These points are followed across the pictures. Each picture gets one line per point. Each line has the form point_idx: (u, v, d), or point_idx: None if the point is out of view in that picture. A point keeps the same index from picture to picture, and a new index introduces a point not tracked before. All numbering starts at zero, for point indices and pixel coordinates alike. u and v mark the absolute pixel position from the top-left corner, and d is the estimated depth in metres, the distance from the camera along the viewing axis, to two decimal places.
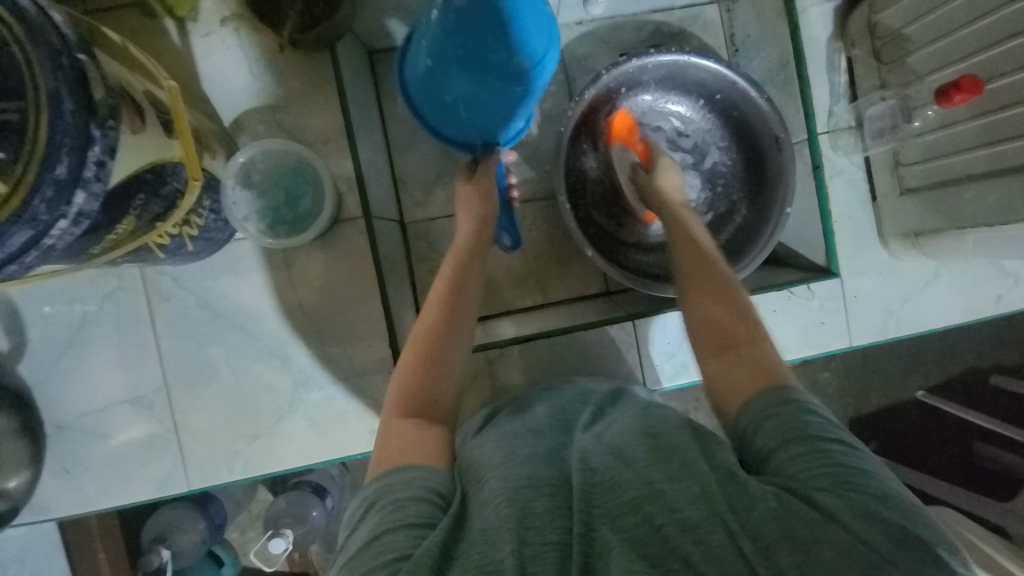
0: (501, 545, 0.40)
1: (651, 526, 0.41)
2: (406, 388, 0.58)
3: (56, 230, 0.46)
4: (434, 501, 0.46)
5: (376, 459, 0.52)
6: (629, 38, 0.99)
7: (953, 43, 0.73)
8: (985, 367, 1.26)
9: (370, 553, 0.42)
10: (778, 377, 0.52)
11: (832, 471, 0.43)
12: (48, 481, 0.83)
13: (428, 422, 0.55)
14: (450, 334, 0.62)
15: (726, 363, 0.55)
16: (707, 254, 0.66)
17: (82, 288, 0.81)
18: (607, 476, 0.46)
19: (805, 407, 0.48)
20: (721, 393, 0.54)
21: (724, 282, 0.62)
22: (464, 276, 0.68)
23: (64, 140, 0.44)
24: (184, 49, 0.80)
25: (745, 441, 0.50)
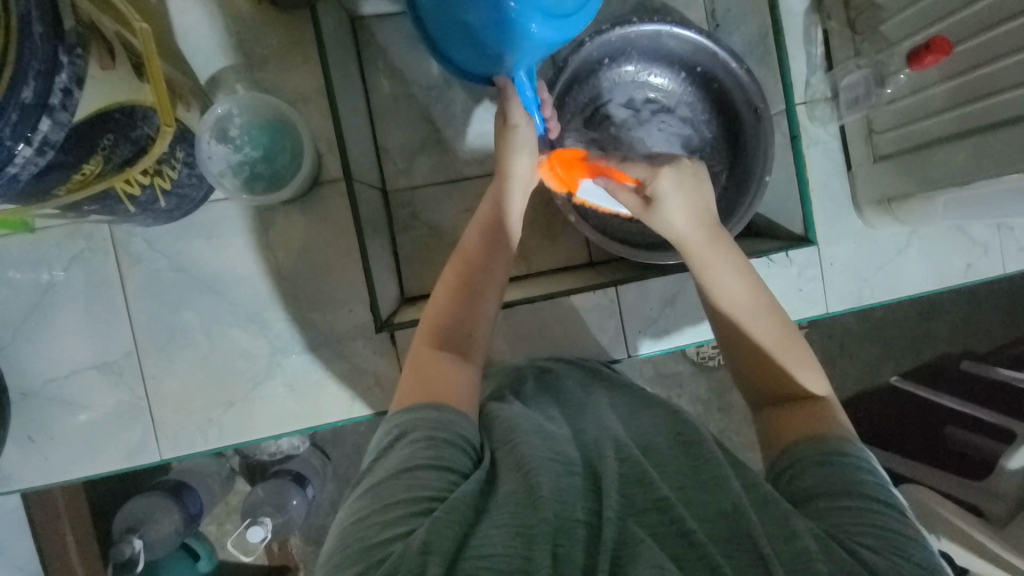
0: (535, 512, 0.42)
1: (678, 529, 0.43)
2: (439, 318, 0.62)
3: (18, 156, 0.45)
4: (466, 451, 0.51)
5: (400, 395, 0.57)
6: (612, 11, 1.00)
7: (925, 9, 0.77)
8: (955, 353, 1.30)
9: (403, 483, 0.46)
10: (836, 428, 0.53)
11: (860, 521, 0.45)
12: (12, 449, 0.80)
13: (462, 357, 0.60)
14: (467, 306, 0.63)
15: (778, 415, 0.57)
16: (740, 314, 0.60)
17: (48, 249, 0.78)
18: (641, 470, 0.48)
19: (850, 460, 0.50)
20: (770, 441, 0.56)
21: (762, 349, 0.59)
22: (493, 234, 0.66)
23: (31, 62, 0.43)
24: (157, 1, 0.77)
25: (785, 478, 0.52)
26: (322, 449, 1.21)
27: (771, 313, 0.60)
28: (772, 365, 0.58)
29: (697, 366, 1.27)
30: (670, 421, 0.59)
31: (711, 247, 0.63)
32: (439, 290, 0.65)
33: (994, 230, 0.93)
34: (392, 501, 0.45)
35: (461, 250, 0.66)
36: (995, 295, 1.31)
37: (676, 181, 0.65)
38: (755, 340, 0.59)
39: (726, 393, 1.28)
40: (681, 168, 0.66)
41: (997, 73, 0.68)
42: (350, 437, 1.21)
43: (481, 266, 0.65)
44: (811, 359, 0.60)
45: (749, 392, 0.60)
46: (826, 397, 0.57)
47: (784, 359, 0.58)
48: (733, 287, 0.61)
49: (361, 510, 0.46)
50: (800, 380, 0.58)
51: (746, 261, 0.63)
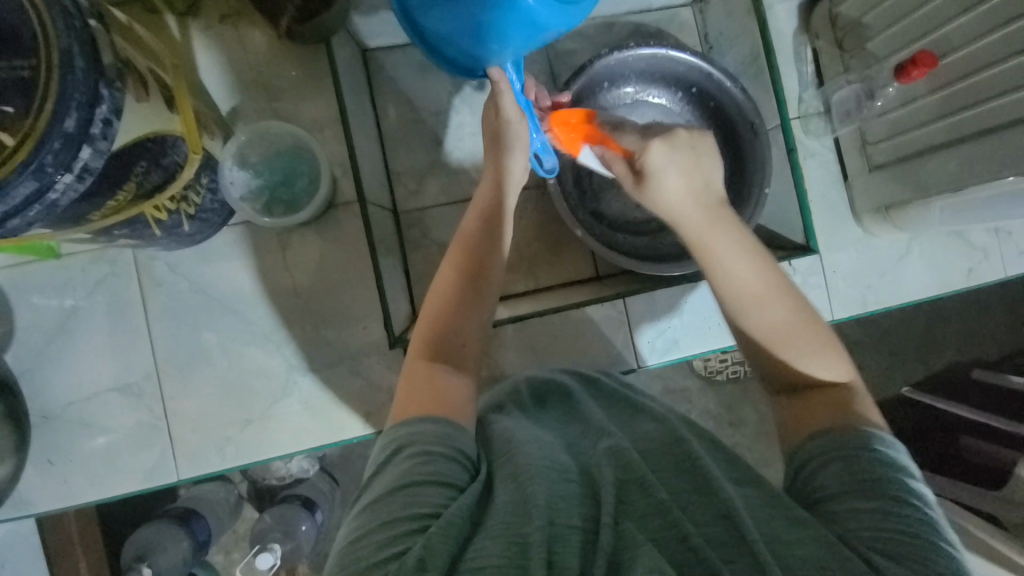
0: (530, 521, 0.44)
1: (678, 533, 0.44)
2: (433, 330, 0.63)
3: (59, 183, 0.48)
4: (461, 463, 0.52)
5: (397, 409, 0.57)
6: (610, 37, 1.05)
7: (909, 27, 0.80)
8: (965, 361, 1.30)
9: (400, 500, 0.47)
10: (860, 418, 0.54)
11: (881, 525, 0.45)
12: (32, 473, 0.81)
13: (453, 367, 0.61)
14: (469, 313, 0.65)
15: (802, 400, 0.57)
16: (744, 293, 0.61)
17: (73, 274, 0.81)
18: (640, 476, 0.49)
19: (876, 460, 0.50)
20: (793, 430, 0.57)
21: (766, 329, 0.60)
22: (488, 240, 0.69)
23: (74, 93, 0.46)
24: (182, 40, 0.82)
25: (802, 474, 0.53)
26: (332, 474, 1.21)
27: (777, 297, 0.61)
28: (788, 350, 0.59)
29: (706, 380, 1.28)
30: (678, 423, 0.60)
31: (711, 223, 0.65)
32: (438, 293, 0.66)
33: (992, 234, 0.95)
34: (389, 519, 0.46)
35: (465, 250, 0.69)
36: (1000, 302, 1.32)
37: (668, 155, 0.67)
38: (756, 323, 0.60)
39: (736, 407, 1.28)
40: (674, 142, 0.67)
41: (982, 84, 0.72)
42: (360, 458, 1.21)
43: (483, 271, 0.67)
44: (828, 345, 0.60)
45: (767, 375, 0.61)
46: (846, 381, 0.58)
47: (802, 344, 0.59)
48: (738, 266, 0.62)
49: (359, 528, 0.46)
50: (811, 367, 0.58)
51: (753, 244, 0.64)
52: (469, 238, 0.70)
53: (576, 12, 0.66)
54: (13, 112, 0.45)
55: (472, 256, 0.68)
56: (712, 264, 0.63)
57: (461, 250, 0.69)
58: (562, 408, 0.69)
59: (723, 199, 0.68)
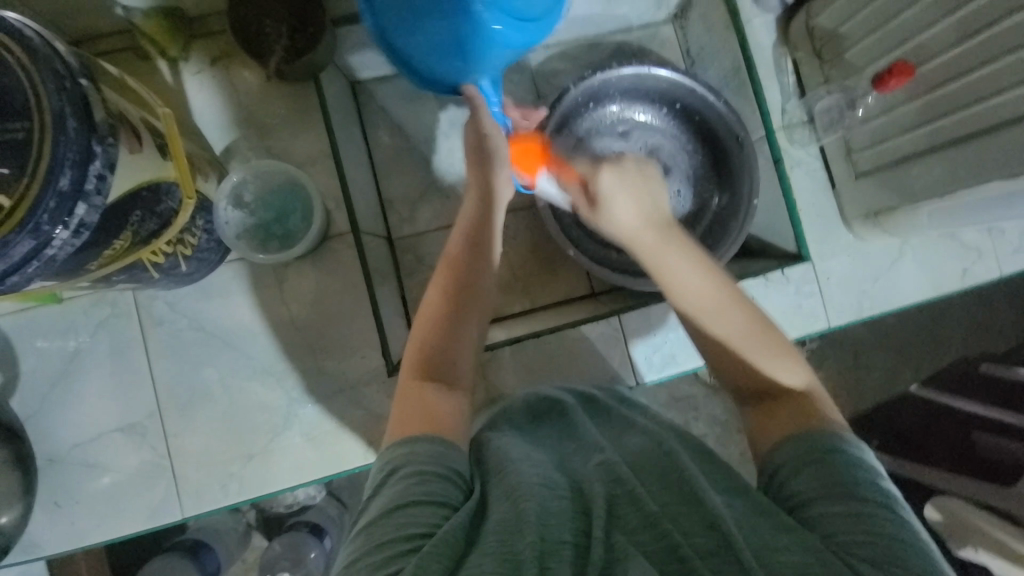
0: (523, 537, 0.44)
1: (668, 544, 0.44)
2: (423, 349, 0.64)
3: (57, 239, 0.49)
4: (455, 482, 0.52)
5: (392, 428, 0.58)
6: (594, 57, 1.07)
7: (884, 37, 0.82)
8: (971, 356, 1.29)
9: (394, 522, 0.47)
10: (820, 423, 0.54)
11: (856, 530, 0.45)
12: (39, 517, 0.81)
13: (448, 386, 0.61)
14: (460, 331, 0.65)
15: (765, 409, 0.57)
16: (693, 307, 0.62)
17: (76, 317, 0.82)
18: (631, 489, 0.50)
19: (846, 462, 0.50)
20: (759, 437, 0.56)
21: (721, 341, 0.61)
22: (472, 262, 0.69)
23: (66, 153, 0.48)
24: (175, 84, 0.85)
25: (775, 481, 0.52)
26: (339, 498, 1.21)
27: (726, 309, 0.61)
28: (744, 360, 0.60)
29: (709, 387, 1.27)
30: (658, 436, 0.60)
31: (661, 242, 0.65)
32: (428, 311, 0.66)
33: (985, 232, 0.95)
34: (385, 540, 0.46)
35: (453, 262, 0.69)
36: (1002, 295, 1.31)
37: (619, 179, 0.69)
38: (713, 335, 0.61)
39: (742, 413, 1.28)
40: (623, 169, 0.70)
41: (961, 90, 0.72)
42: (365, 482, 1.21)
43: (468, 288, 0.67)
44: (786, 353, 0.60)
45: (730, 385, 0.61)
46: (806, 388, 0.57)
47: (757, 350, 0.59)
48: (689, 281, 0.63)
49: (355, 551, 0.47)
50: (771, 372, 0.58)
51: (703, 256, 0.65)
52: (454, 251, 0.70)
53: (538, 29, 0.76)
54: (7, 173, 0.46)
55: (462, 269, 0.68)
56: (663, 281, 0.65)
57: (449, 265, 0.69)
58: (560, 423, 0.70)
59: (673, 220, 0.69)
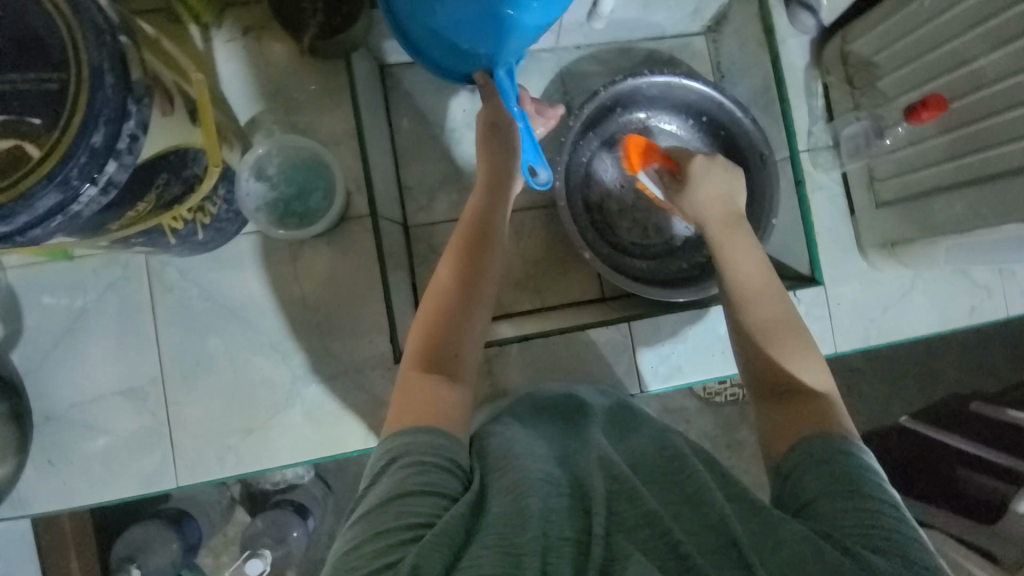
0: (524, 531, 0.44)
1: (668, 542, 0.44)
2: (423, 343, 0.62)
3: (84, 196, 0.49)
4: (455, 474, 0.52)
5: (392, 417, 0.57)
6: (625, 63, 1.07)
7: (919, 68, 0.82)
8: (965, 394, 1.30)
9: (394, 511, 0.47)
10: (833, 426, 0.55)
11: (863, 525, 0.46)
12: (32, 473, 0.81)
13: (447, 377, 0.60)
14: (464, 325, 0.64)
15: (786, 402, 0.59)
16: (744, 284, 0.68)
17: (85, 276, 0.82)
18: (631, 488, 0.50)
19: (855, 460, 0.51)
20: (776, 438, 0.58)
21: (761, 323, 0.66)
22: (479, 253, 0.68)
23: (102, 110, 0.47)
24: (205, 50, 0.84)
25: (786, 480, 0.53)
26: (326, 480, 1.21)
27: (774, 293, 0.67)
28: (776, 351, 0.63)
29: (704, 402, 1.28)
30: (660, 440, 0.60)
31: (728, 224, 0.74)
32: (435, 290, 0.66)
33: (996, 272, 0.96)
34: (383, 528, 0.46)
35: (465, 242, 0.69)
36: (1002, 338, 1.32)
37: (706, 168, 0.77)
38: (753, 316, 0.66)
39: (735, 430, 1.28)
40: (713, 162, 0.77)
41: (990, 129, 0.73)
42: (355, 466, 1.21)
43: (475, 279, 0.66)
44: (815, 358, 0.63)
45: (754, 379, 0.64)
46: (828, 394, 0.60)
47: (789, 345, 0.63)
48: (746, 261, 0.70)
49: (353, 539, 0.47)
50: (799, 370, 0.61)
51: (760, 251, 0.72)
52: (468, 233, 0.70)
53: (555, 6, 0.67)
54: (39, 124, 0.46)
55: (472, 250, 0.69)
56: (723, 255, 0.71)
57: (459, 248, 0.69)
58: (565, 422, 0.70)
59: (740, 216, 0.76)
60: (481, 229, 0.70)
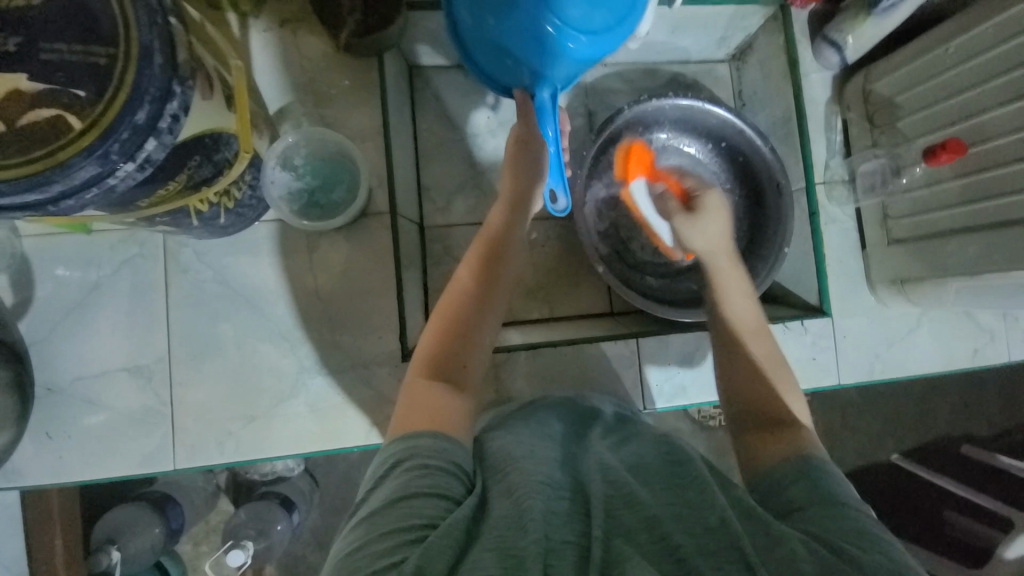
0: (527, 534, 0.44)
1: (667, 545, 0.45)
2: (436, 350, 0.62)
3: (120, 171, 0.49)
4: (458, 477, 0.52)
5: (397, 422, 0.57)
6: (649, 84, 1.09)
7: (940, 111, 0.83)
8: (957, 436, 1.31)
9: (398, 512, 0.47)
10: (811, 449, 0.56)
11: (847, 526, 0.48)
12: (28, 445, 0.80)
13: (455, 388, 0.60)
14: (473, 335, 0.64)
15: (764, 435, 0.59)
16: (739, 326, 0.68)
17: (101, 251, 0.82)
18: (629, 493, 0.51)
19: (830, 472, 0.54)
20: (756, 455, 0.58)
21: (753, 360, 0.65)
22: (494, 267, 0.68)
23: (148, 89, 0.48)
24: (241, 38, 0.85)
25: (770, 493, 0.55)
26: (315, 474, 1.20)
27: (764, 335, 0.68)
28: (770, 386, 0.64)
29: (698, 424, 1.28)
30: (667, 449, 0.61)
31: (729, 263, 0.73)
32: (454, 289, 0.67)
33: (1000, 317, 0.97)
34: (389, 529, 0.46)
35: (487, 250, 0.70)
36: (997, 383, 1.33)
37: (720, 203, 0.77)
38: (746, 355, 0.66)
39: (727, 455, 1.29)
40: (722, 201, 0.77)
41: (1006, 177, 0.74)
42: (345, 463, 1.20)
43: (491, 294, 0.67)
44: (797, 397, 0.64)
45: (735, 409, 0.64)
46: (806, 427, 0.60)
47: (777, 385, 0.64)
48: (736, 308, 0.70)
49: (356, 539, 0.46)
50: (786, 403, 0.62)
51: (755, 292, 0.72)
52: (488, 248, 0.70)
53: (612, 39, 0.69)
54: (83, 96, 0.46)
55: (489, 273, 0.68)
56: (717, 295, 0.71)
57: (475, 261, 0.69)
58: (571, 427, 0.69)
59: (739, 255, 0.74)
60: (497, 243, 0.70)
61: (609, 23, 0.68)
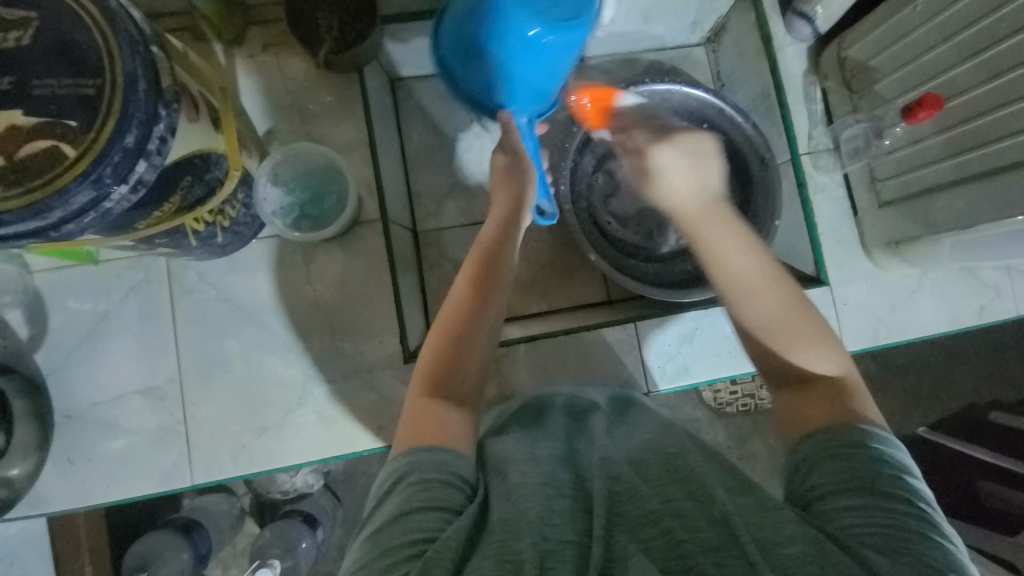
0: (520, 538, 0.44)
1: (671, 539, 0.44)
2: (436, 368, 0.63)
3: (115, 194, 0.52)
4: (459, 487, 0.52)
5: (402, 435, 0.58)
6: (627, 74, 1.10)
7: (917, 69, 0.84)
8: (983, 403, 1.28)
9: (400, 528, 0.47)
10: (858, 415, 0.55)
11: (873, 526, 0.46)
12: (51, 471, 0.83)
13: (451, 404, 0.60)
14: (472, 349, 0.64)
15: (796, 395, 0.59)
16: (735, 290, 0.64)
17: (109, 279, 0.85)
18: (632, 486, 0.50)
19: (872, 455, 0.51)
20: (792, 429, 0.57)
21: (759, 324, 0.63)
22: (486, 270, 0.68)
23: (135, 113, 0.51)
24: (227, 66, 0.89)
25: (797, 474, 0.54)
26: (335, 490, 1.21)
27: (768, 288, 0.63)
28: (784, 344, 0.61)
29: (714, 411, 1.27)
30: (669, 436, 0.61)
31: (707, 219, 0.67)
32: (453, 301, 0.67)
33: (1004, 272, 0.96)
34: (389, 548, 0.46)
35: (482, 268, 0.68)
36: (1019, 345, 1.30)
37: (678, 156, 0.71)
38: (752, 320, 0.63)
39: (745, 439, 1.27)
40: (680, 144, 0.71)
41: (988, 126, 0.74)
42: (363, 476, 1.21)
43: (489, 294, 0.67)
44: (820, 335, 0.61)
45: (766, 373, 0.63)
46: (841, 375, 0.59)
47: (791, 337, 0.61)
48: (736, 258, 0.65)
49: (361, 559, 0.47)
50: (805, 360, 0.60)
51: (752, 239, 0.67)
52: (482, 249, 0.71)
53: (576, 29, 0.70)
54: (76, 127, 0.49)
55: (487, 272, 0.68)
56: (710, 257, 0.66)
57: (473, 270, 0.69)
58: (573, 422, 0.70)
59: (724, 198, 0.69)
60: (493, 252, 0.70)
61: (566, 16, 0.68)
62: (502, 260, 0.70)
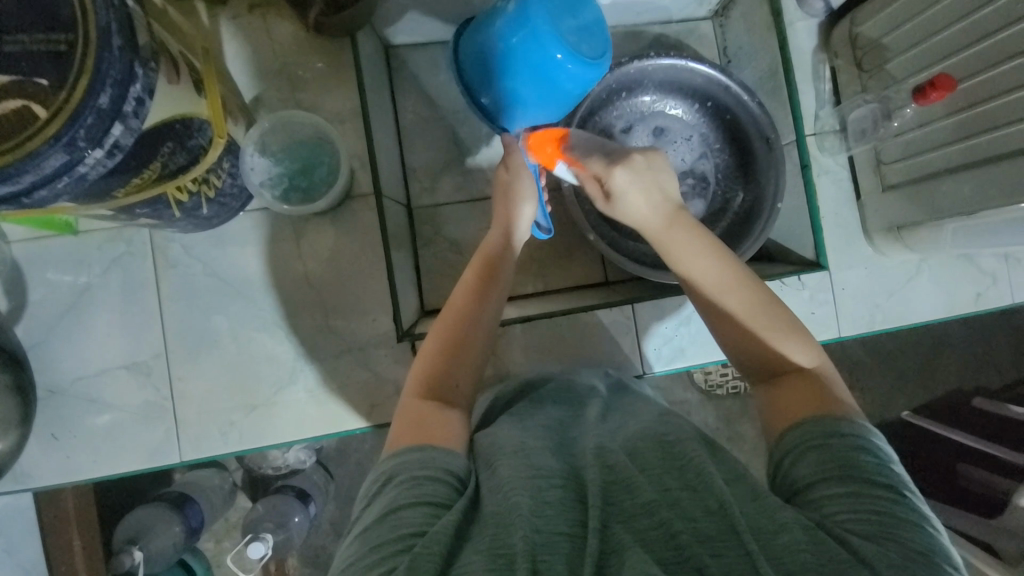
0: (515, 532, 0.43)
1: (667, 531, 0.44)
2: (430, 371, 0.62)
3: (90, 158, 0.49)
4: (450, 483, 0.51)
5: (392, 438, 0.57)
6: (630, 47, 1.06)
7: (929, 48, 0.81)
8: (967, 390, 1.30)
9: (387, 526, 0.46)
10: (841, 407, 0.54)
11: (858, 512, 0.46)
12: (35, 446, 0.81)
13: (445, 405, 0.59)
14: (466, 360, 0.63)
15: (777, 389, 0.58)
16: (711, 291, 0.63)
17: (90, 250, 0.82)
18: (626, 478, 0.49)
19: (854, 443, 0.51)
20: (775, 423, 0.57)
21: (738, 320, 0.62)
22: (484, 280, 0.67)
23: (110, 71, 0.47)
24: (211, 26, 0.84)
25: (781, 467, 0.53)
26: (327, 467, 1.21)
27: (744, 288, 0.62)
28: (764, 338, 0.61)
29: (705, 394, 1.28)
30: (666, 422, 0.60)
31: (667, 232, 0.65)
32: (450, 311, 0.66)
33: (1002, 259, 0.95)
34: (378, 544, 0.45)
35: (484, 263, 0.69)
36: (1006, 333, 1.31)
37: (632, 177, 0.64)
38: (736, 319, 0.62)
39: (734, 421, 1.28)
40: (636, 167, 0.64)
41: (1001, 109, 0.72)
42: (355, 453, 1.21)
43: (485, 298, 0.66)
44: (797, 327, 0.61)
45: (745, 366, 0.62)
46: (817, 366, 0.59)
47: (772, 331, 0.60)
48: (704, 265, 0.64)
49: (351, 556, 0.46)
50: (787, 351, 0.60)
51: (721, 244, 0.65)
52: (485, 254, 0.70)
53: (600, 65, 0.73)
54: (48, 85, 0.46)
55: (484, 279, 0.68)
56: (678, 263, 0.65)
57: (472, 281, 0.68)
58: (568, 407, 0.69)
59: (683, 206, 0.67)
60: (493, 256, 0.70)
61: (595, 53, 0.72)
62: (503, 270, 0.69)
